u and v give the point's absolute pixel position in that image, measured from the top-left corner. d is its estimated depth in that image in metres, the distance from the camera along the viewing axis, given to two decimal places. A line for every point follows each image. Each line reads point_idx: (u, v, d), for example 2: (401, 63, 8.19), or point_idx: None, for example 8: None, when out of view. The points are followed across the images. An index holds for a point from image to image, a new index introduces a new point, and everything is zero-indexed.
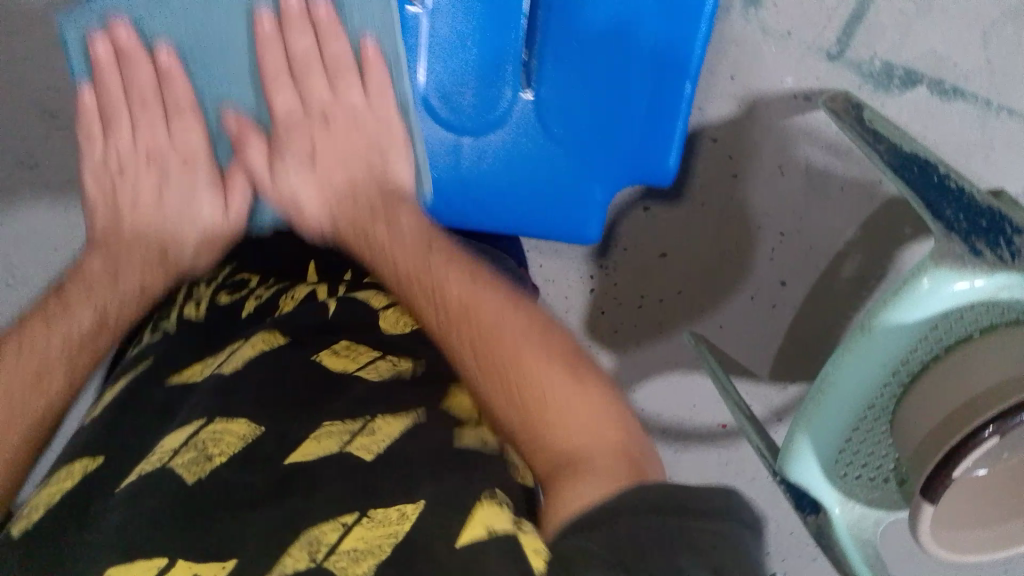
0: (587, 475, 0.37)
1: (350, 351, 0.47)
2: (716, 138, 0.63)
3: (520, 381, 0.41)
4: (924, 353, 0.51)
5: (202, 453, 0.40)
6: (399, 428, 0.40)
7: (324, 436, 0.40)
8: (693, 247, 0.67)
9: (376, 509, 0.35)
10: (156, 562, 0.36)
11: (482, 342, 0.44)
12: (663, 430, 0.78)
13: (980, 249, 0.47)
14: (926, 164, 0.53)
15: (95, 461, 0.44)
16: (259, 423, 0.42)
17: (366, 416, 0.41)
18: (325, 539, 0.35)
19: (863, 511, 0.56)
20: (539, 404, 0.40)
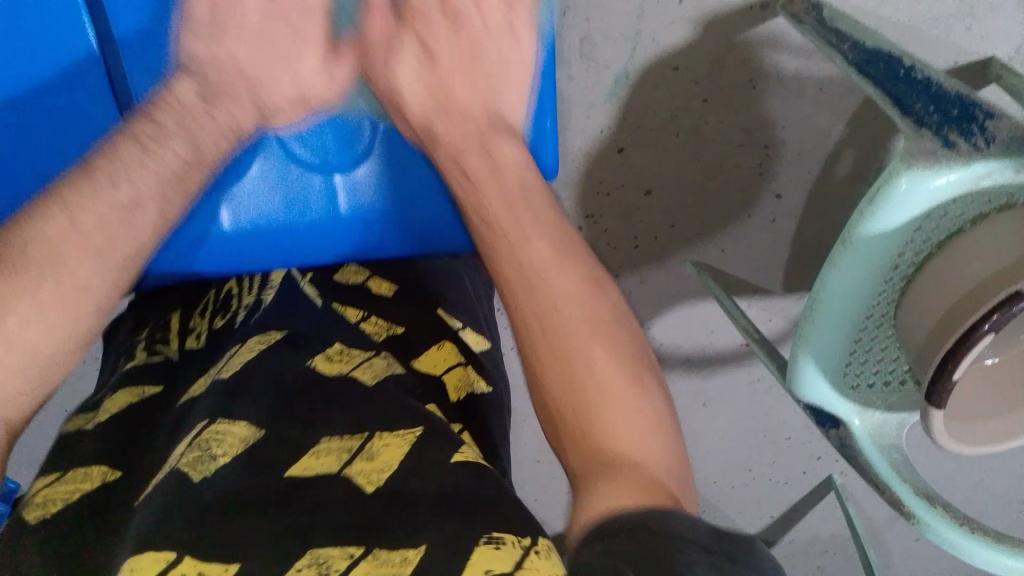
0: (620, 471, 0.36)
1: (342, 354, 0.50)
2: (678, 66, 0.60)
3: (562, 333, 0.41)
4: (914, 254, 0.49)
5: (206, 452, 0.41)
6: (398, 451, 0.42)
7: (325, 453, 0.42)
8: (678, 179, 0.66)
9: (382, 548, 0.36)
10: (165, 554, 0.35)
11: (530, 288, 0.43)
12: (688, 359, 0.78)
13: (954, 140, 0.45)
14: (890, 58, 0.51)
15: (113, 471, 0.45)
16: (260, 425, 0.43)
17: (367, 434, 0.44)
18: (334, 565, 0.35)
19: (883, 417, 0.55)
20: (570, 357, 0.40)
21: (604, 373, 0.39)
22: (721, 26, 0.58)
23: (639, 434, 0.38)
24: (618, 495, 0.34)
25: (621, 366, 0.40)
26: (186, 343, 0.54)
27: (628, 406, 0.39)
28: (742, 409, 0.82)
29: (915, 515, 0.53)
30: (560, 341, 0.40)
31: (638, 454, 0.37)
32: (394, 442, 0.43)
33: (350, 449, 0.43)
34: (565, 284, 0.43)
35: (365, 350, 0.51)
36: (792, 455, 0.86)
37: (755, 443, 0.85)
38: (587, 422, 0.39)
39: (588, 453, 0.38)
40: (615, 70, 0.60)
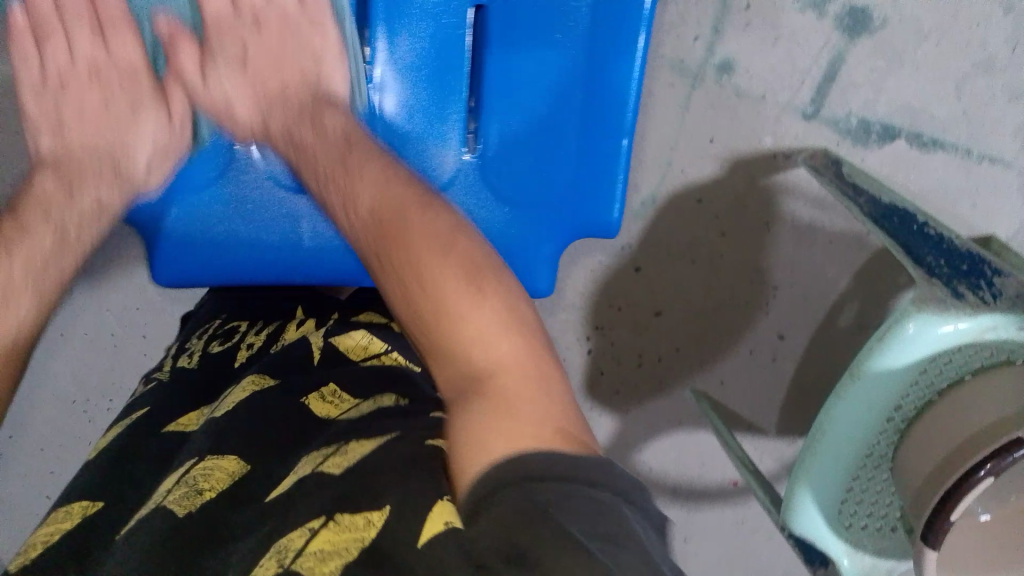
0: (502, 419, 0.34)
1: (335, 395, 0.48)
2: (702, 198, 0.64)
3: (450, 313, 0.39)
4: (917, 397, 0.51)
5: (192, 489, 0.41)
6: (371, 446, 0.39)
7: (304, 466, 0.40)
8: (688, 303, 0.69)
9: (343, 514, 0.33)
10: None
11: (409, 270, 0.41)
12: (676, 490, 0.78)
13: (962, 292, 0.48)
14: (906, 214, 0.54)
15: (95, 504, 0.44)
16: (247, 461, 0.43)
17: (343, 441, 0.40)
18: (292, 546, 0.32)
19: (872, 561, 0.55)
20: (449, 318, 0.39)
21: (470, 318, 0.38)
22: (745, 166, 0.63)
23: (495, 337, 0.38)
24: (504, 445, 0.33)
25: (473, 271, 0.40)
26: (179, 362, 0.59)
27: (495, 314, 0.39)
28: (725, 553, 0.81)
29: None
30: (447, 316, 0.39)
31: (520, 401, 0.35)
32: (368, 442, 0.39)
33: (325, 454, 0.40)
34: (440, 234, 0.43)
35: (357, 395, 0.47)
36: None
37: None
38: (479, 366, 0.37)
39: (482, 403, 0.36)
40: (643, 194, 0.65)
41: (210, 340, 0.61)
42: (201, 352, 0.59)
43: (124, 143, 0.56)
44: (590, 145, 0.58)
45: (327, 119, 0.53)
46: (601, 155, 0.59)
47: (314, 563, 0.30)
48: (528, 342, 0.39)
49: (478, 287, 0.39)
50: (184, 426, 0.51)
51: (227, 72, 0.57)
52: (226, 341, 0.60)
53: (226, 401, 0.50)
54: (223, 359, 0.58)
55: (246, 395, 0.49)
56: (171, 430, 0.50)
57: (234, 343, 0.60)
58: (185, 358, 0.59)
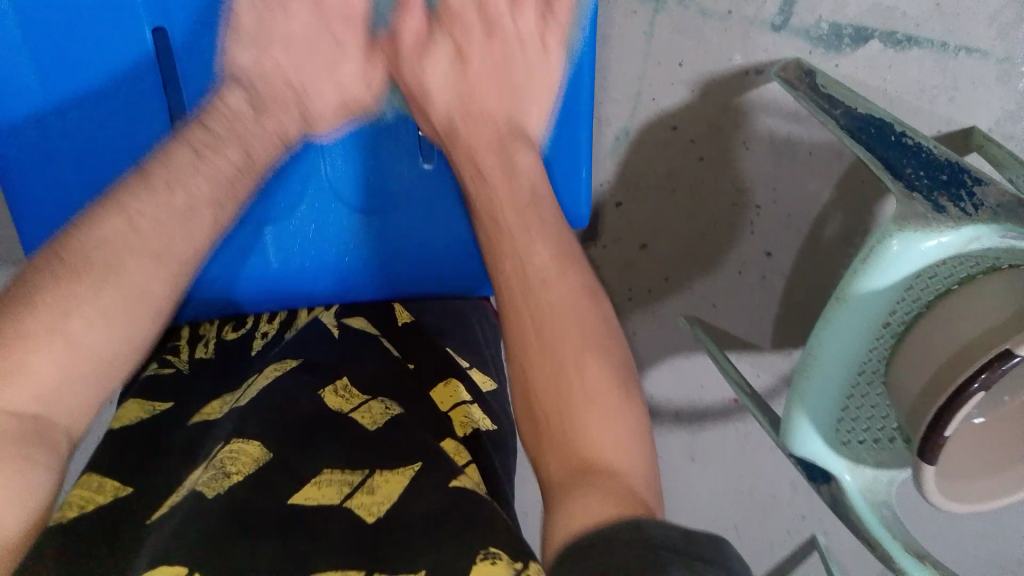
0: (601, 481, 0.36)
1: (346, 391, 0.50)
2: (676, 125, 0.63)
3: (538, 303, 0.43)
4: (905, 312, 0.51)
5: (220, 470, 0.42)
6: (397, 487, 0.42)
7: (326, 484, 0.42)
8: (671, 232, 0.68)
9: (381, 573, 0.36)
10: None
11: (530, 289, 0.44)
12: (678, 412, 0.79)
13: (943, 204, 0.47)
14: (882, 124, 0.53)
15: (126, 487, 0.43)
16: (270, 448, 0.44)
17: (366, 470, 0.43)
18: None
19: (874, 473, 0.56)
20: (552, 304, 0.43)
21: (587, 399, 0.39)
22: (717, 88, 0.61)
23: (614, 425, 0.39)
24: (601, 512, 0.34)
25: (580, 291, 0.44)
26: (196, 351, 0.57)
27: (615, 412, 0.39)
28: (730, 465, 0.83)
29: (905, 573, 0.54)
30: (534, 308, 0.43)
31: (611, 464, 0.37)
32: (394, 478, 0.43)
33: (349, 481, 0.42)
34: (540, 245, 0.46)
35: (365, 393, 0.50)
36: (780, 514, 0.86)
37: (743, 500, 0.85)
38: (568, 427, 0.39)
39: (572, 460, 0.38)
40: (616, 127, 0.64)
41: (223, 326, 0.60)
42: (215, 339, 0.59)
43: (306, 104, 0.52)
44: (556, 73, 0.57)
45: (515, 153, 0.51)
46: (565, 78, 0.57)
47: None
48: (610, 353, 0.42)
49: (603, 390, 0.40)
50: (207, 416, 0.50)
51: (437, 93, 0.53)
52: (240, 330, 0.60)
53: (251, 389, 0.50)
54: (243, 347, 0.58)
55: (268, 380, 0.50)
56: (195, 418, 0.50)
57: (249, 333, 0.59)
58: (200, 348, 0.58)
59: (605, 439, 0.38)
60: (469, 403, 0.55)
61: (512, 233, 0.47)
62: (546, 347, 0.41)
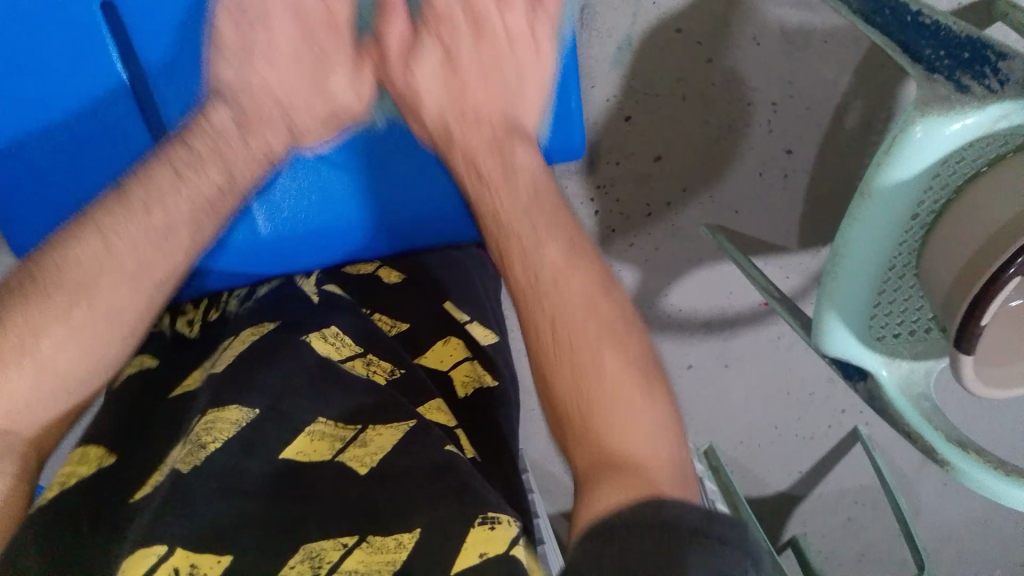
0: (621, 476, 0.35)
1: (337, 338, 0.49)
2: (680, 28, 0.60)
3: (502, 225, 0.45)
4: (933, 201, 0.49)
5: (195, 443, 0.39)
6: (392, 436, 0.43)
7: (319, 436, 0.42)
8: (684, 141, 0.66)
9: (375, 535, 0.38)
10: (155, 549, 0.33)
11: (496, 221, 0.45)
12: (708, 322, 0.78)
13: (966, 84, 0.45)
14: (897, 4, 0.48)
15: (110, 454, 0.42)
16: (251, 406, 0.41)
17: (359, 424, 0.43)
18: (326, 556, 0.37)
19: (910, 366, 0.55)
20: (517, 226, 0.44)
21: (618, 410, 0.38)
22: None
23: (647, 425, 0.38)
24: (616, 492, 0.34)
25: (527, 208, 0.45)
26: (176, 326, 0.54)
27: (638, 413, 0.38)
28: (766, 367, 0.82)
29: (951, 464, 0.53)
30: (500, 224, 0.45)
31: (630, 442, 0.37)
32: (388, 430, 0.43)
33: (341, 436, 0.43)
34: (573, 285, 0.42)
35: (358, 345, 0.50)
36: (818, 407, 0.86)
37: (782, 401, 0.86)
38: (598, 425, 0.37)
39: (596, 452, 0.37)
40: (617, 37, 0.60)
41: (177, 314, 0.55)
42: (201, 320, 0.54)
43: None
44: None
45: (514, 150, 0.47)
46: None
47: None
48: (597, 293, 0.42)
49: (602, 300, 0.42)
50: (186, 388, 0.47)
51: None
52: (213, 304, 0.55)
53: (228, 352, 0.47)
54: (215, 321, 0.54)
55: (245, 347, 0.47)
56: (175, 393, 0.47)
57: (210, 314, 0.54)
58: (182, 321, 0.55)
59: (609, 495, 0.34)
60: (471, 359, 0.56)
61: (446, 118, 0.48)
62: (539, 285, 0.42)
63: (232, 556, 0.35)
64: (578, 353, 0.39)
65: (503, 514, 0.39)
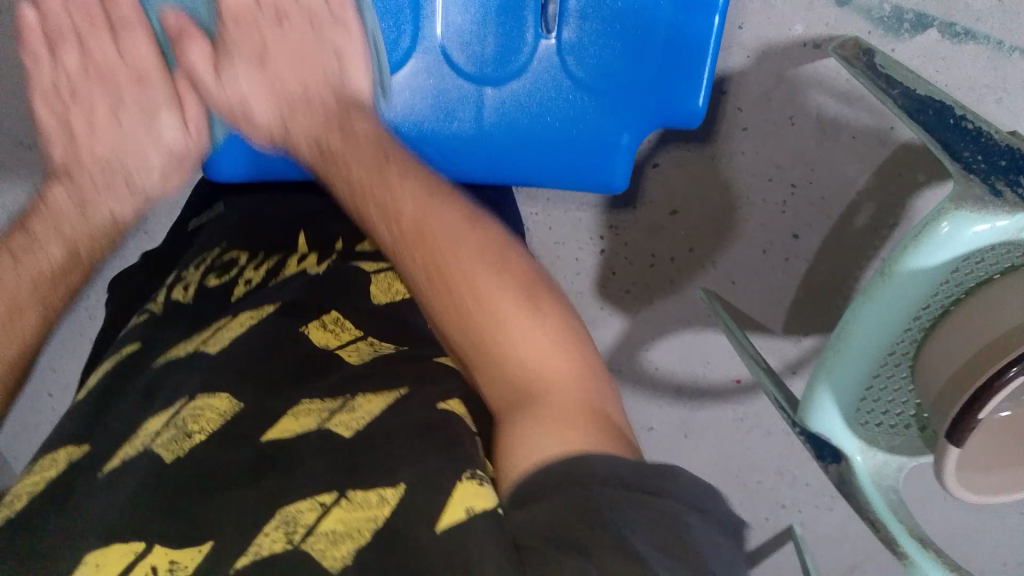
0: (538, 418, 0.41)
1: (336, 325, 0.54)
2: (727, 91, 0.63)
3: (417, 221, 0.48)
4: (945, 297, 0.51)
5: (182, 431, 0.46)
6: (376, 405, 0.45)
7: (304, 414, 0.46)
8: (703, 202, 0.67)
9: (356, 492, 0.39)
10: (133, 547, 0.39)
11: (416, 231, 0.47)
12: (679, 388, 0.78)
13: (1000, 190, 0.46)
14: (943, 106, 0.51)
15: (80, 449, 0.50)
16: (238, 399, 0.48)
17: (346, 395, 0.47)
18: (302, 519, 0.38)
19: (886, 458, 0.56)
20: (414, 222, 0.48)
21: (514, 341, 0.43)
22: (774, 59, 0.61)
23: (546, 350, 0.44)
24: (558, 442, 0.38)
25: (431, 201, 0.49)
26: (174, 293, 0.63)
27: (549, 364, 0.43)
28: (724, 445, 0.83)
29: (908, 556, 0.54)
30: (413, 222, 0.47)
31: (546, 377, 0.43)
32: (376, 399, 0.46)
33: (329, 408, 0.46)
34: (465, 247, 0.46)
35: (358, 329, 0.54)
36: (763, 497, 0.87)
37: (729, 482, 0.86)
38: (514, 355, 0.43)
39: (504, 395, 0.42)
40: None
41: (207, 272, 0.65)
42: (196, 283, 0.64)
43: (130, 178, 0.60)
44: (682, 39, 0.56)
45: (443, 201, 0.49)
46: (684, 57, 0.56)
47: (326, 546, 0.36)
48: (514, 271, 0.46)
49: (476, 233, 0.47)
50: (174, 354, 0.55)
51: (244, 71, 0.57)
52: (223, 274, 0.64)
53: (223, 334, 0.55)
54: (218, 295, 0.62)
55: (244, 329, 0.55)
56: (160, 361, 0.55)
57: (231, 278, 0.63)
58: (181, 289, 0.64)
59: (538, 441, 0.39)
60: None
61: (373, 175, 0.51)
62: (445, 271, 0.45)
63: (212, 544, 0.39)
64: (474, 310, 0.44)
65: (483, 471, 0.39)
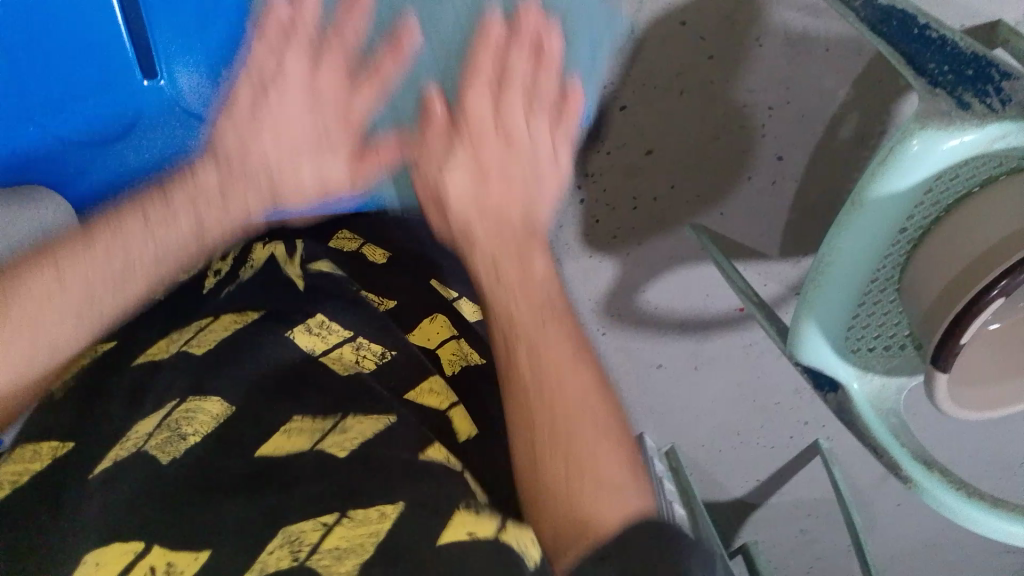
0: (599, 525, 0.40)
1: (322, 329, 0.52)
2: (684, 21, 0.58)
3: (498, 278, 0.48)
4: (923, 217, 0.49)
5: (176, 433, 0.43)
6: (371, 429, 0.46)
7: (296, 432, 0.45)
8: (679, 139, 0.65)
9: (355, 509, 0.41)
10: (132, 546, 0.38)
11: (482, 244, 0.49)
12: (682, 323, 0.78)
13: (968, 101, 0.45)
14: (906, 16, 0.48)
15: (65, 445, 0.41)
16: (230, 403, 0.45)
17: (337, 415, 0.46)
18: (306, 539, 0.40)
19: (882, 381, 0.55)
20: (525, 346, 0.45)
21: (567, 388, 0.44)
22: None
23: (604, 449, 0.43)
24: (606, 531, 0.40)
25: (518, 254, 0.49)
26: (153, 299, 0.52)
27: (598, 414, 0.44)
28: (736, 373, 0.83)
29: (914, 480, 0.53)
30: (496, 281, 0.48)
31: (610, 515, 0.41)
32: (367, 422, 0.46)
33: (321, 429, 0.45)
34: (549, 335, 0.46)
35: (346, 331, 0.53)
36: (782, 418, 0.87)
37: (747, 407, 0.86)
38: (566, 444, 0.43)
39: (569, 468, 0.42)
40: None
41: None
42: None
43: (274, 190, 0.47)
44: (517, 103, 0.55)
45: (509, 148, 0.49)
46: None
47: (331, 561, 0.38)
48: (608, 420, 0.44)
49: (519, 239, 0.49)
50: (153, 356, 0.47)
51: (457, 178, 0.48)
52: None
53: (206, 338, 0.49)
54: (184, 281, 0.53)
55: (229, 335, 0.49)
56: (138, 360, 0.47)
57: None
58: None
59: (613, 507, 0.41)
60: (457, 337, 0.61)
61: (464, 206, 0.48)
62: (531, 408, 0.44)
63: (208, 552, 0.39)
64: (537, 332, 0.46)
65: (479, 504, 0.42)
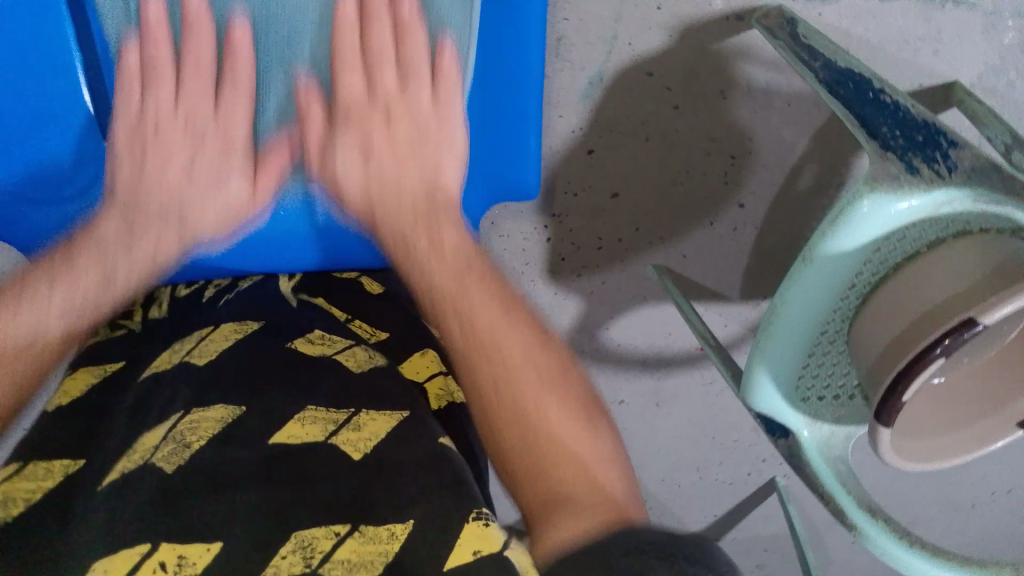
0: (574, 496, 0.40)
1: (324, 337, 0.52)
2: (651, 71, 0.61)
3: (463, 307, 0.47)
4: (872, 274, 0.50)
5: (180, 442, 0.42)
6: (383, 428, 0.45)
7: (310, 421, 0.45)
8: (644, 183, 0.67)
9: (368, 525, 0.39)
10: (137, 550, 0.36)
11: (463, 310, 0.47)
12: (645, 360, 0.80)
13: (917, 165, 0.46)
14: (861, 80, 0.51)
15: (76, 461, 0.44)
16: (238, 405, 0.46)
17: (351, 409, 0.46)
18: (319, 545, 0.38)
19: (831, 429, 0.57)
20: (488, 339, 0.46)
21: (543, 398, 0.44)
22: (697, 35, 0.59)
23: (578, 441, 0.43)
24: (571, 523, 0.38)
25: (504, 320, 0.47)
26: (149, 313, 0.57)
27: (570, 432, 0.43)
28: (696, 410, 0.84)
29: (857, 527, 0.54)
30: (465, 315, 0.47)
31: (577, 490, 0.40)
32: (380, 419, 0.46)
33: (334, 421, 0.45)
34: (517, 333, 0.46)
35: (348, 338, 0.53)
36: (740, 455, 0.88)
37: (707, 442, 0.87)
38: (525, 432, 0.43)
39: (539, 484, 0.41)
40: (589, 71, 0.61)
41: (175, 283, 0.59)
42: (169, 297, 0.58)
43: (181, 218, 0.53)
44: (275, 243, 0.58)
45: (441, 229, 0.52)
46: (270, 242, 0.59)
47: (343, 571, 0.36)
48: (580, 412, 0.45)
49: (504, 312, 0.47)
50: (156, 367, 0.49)
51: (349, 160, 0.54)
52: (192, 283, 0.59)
53: (209, 346, 0.51)
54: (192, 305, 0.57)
55: (230, 343, 0.51)
56: (143, 370, 0.49)
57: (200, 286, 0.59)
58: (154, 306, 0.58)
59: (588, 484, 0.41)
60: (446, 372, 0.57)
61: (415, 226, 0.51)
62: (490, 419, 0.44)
63: (221, 543, 0.38)
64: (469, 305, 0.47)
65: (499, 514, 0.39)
